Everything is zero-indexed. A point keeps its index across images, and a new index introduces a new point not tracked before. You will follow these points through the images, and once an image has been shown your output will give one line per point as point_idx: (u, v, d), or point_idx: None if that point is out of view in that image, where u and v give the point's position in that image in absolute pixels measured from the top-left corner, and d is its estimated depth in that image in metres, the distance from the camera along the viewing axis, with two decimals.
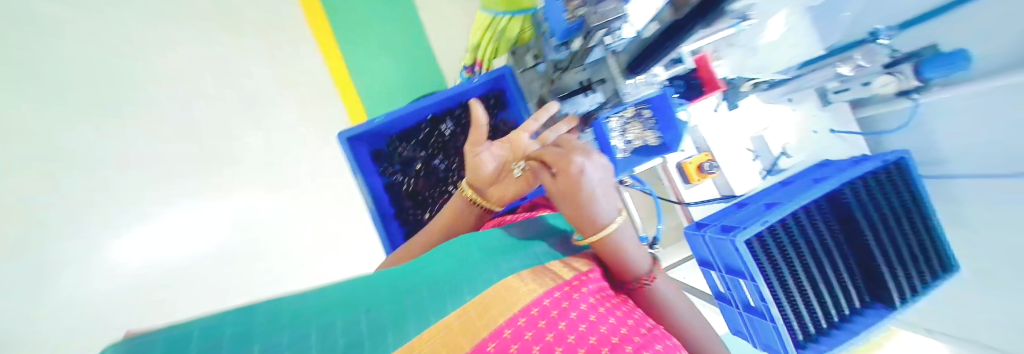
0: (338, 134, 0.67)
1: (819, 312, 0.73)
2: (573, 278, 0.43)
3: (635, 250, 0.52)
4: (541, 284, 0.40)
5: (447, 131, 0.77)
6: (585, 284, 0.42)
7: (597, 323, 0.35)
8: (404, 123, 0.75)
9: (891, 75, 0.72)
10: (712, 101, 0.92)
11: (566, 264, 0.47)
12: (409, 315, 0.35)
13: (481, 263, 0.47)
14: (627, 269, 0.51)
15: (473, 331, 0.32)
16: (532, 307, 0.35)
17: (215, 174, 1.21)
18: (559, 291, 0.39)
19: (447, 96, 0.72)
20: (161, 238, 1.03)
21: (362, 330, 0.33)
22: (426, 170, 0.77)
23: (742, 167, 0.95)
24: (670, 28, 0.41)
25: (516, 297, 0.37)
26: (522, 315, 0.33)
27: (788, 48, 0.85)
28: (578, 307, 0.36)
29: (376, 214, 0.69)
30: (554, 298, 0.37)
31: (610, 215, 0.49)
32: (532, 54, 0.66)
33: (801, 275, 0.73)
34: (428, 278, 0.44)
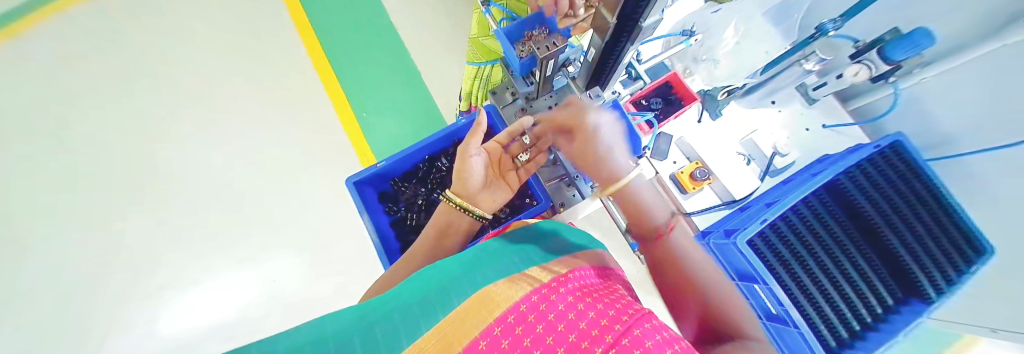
0: (346, 180, 0.75)
1: (848, 312, 0.65)
2: (554, 280, 0.41)
3: (650, 199, 0.55)
4: (519, 289, 0.38)
5: (444, 167, 0.83)
6: (564, 285, 0.40)
7: (578, 319, 0.32)
8: (404, 165, 0.84)
9: (859, 64, 0.74)
10: (694, 113, 0.98)
11: (545, 269, 0.45)
12: (397, 315, 0.34)
13: (475, 266, 0.46)
14: (645, 219, 0.54)
15: (460, 331, 0.31)
16: (509, 314, 0.33)
17: (248, 240, 1.43)
18: (536, 294, 0.37)
19: (439, 136, 0.80)
20: (197, 311, 1.31)
21: (352, 331, 0.31)
22: (428, 205, 0.81)
23: (736, 171, 0.95)
24: (600, 53, 0.47)
25: (495, 301, 0.35)
26: (499, 323, 0.32)
27: (762, 53, 0.93)
28: (556, 307, 0.34)
29: (382, 250, 0.72)
30: (532, 303, 0.35)
31: (624, 168, 0.55)
32: (510, 91, 0.75)
33: (817, 272, 0.68)
34: (424, 283, 0.43)
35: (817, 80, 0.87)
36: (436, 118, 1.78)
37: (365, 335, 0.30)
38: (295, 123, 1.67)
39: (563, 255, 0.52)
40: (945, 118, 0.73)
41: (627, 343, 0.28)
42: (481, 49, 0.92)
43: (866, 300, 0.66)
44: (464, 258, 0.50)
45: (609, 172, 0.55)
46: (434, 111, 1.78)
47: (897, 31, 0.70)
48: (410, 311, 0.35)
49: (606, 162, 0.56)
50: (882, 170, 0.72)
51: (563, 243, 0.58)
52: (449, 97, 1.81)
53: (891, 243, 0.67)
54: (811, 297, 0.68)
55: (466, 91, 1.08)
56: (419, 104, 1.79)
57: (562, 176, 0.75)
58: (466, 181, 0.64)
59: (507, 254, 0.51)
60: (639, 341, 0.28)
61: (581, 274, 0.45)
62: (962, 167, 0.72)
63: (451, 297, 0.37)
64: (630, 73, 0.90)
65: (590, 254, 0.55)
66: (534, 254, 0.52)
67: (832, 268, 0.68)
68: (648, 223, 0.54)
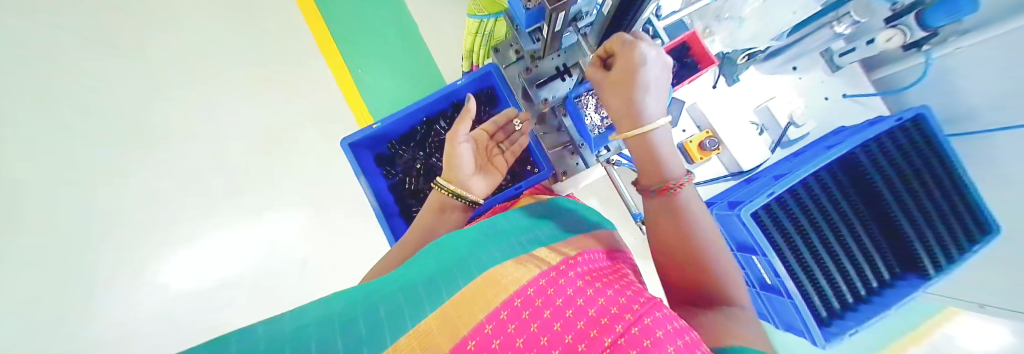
0: (340, 142, 0.72)
1: (841, 284, 0.67)
2: (563, 262, 0.41)
3: (670, 156, 0.48)
4: (527, 271, 0.38)
5: (443, 130, 0.80)
6: (573, 268, 0.39)
7: (587, 305, 0.32)
8: (400, 127, 0.79)
9: (893, 28, 0.68)
10: (709, 78, 0.93)
11: (552, 250, 0.45)
12: (401, 294, 0.34)
13: (480, 245, 0.45)
14: (659, 172, 0.47)
15: (464, 314, 0.30)
16: (515, 298, 0.32)
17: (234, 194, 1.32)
18: (545, 276, 0.37)
19: (437, 97, 0.75)
20: (202, 263, 1.22)
21: (358, 308, 0.31)
22: (426, 168, 0.79)
23: (746, 141, 0.92)
24: (619, 4, 0.40)
25: (503, 283, 0.35)
26: (505, 306, 0.31)
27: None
28: (565, 291, 0.34)
29: (380, 211, 0.72)
30: (539, 286, 0.34)
31: (657, 114, 0.47)
32: (514, 48, 0.69)
33: (817, 245, 0.68)
34: (427, 262, 0.42)
35: (844, 45, 0.80)
36: (435, 74, 1.69)
37: (372, 313, 0.30)
38: (281, 71, 1.52)
39: (568, 237, 0.51)
40: (967, 94, 0.69)
41: (637, 332, 0.28)
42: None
43: (860, 274, 0.67)
44: (468, 235, 0.50)
45: (632, 118, 0.46)
46: (433, 67, 1.68)
47: None
48: (416, 291, 0.34)
49: (638, 104, 0.46)
50: (900, 145, 0.68)
51: (568, 222, 0.57)
52: (449, 51, 1.70)
53: (897, 220, 0.67)
54: (807, 269, 0.68)
55: (466, 47, 1.00)
56: (417, 59, 1.69)
57: (565, 144, 0.71)
58: (457, 168, 0.60)
59: (511, 234, 0.50)
60: (650, 331, 0.28)
61: (589, 257, 0.44)
62: (973, 146, 0.70)
63: (456, 277, 0.36)
64: (647, 30, 0.82)
65: (594, 235, 0.53)
66: (540, 234, 0.50)
67: (833, 242, 0.67)
68: (662, 175, 0.47)
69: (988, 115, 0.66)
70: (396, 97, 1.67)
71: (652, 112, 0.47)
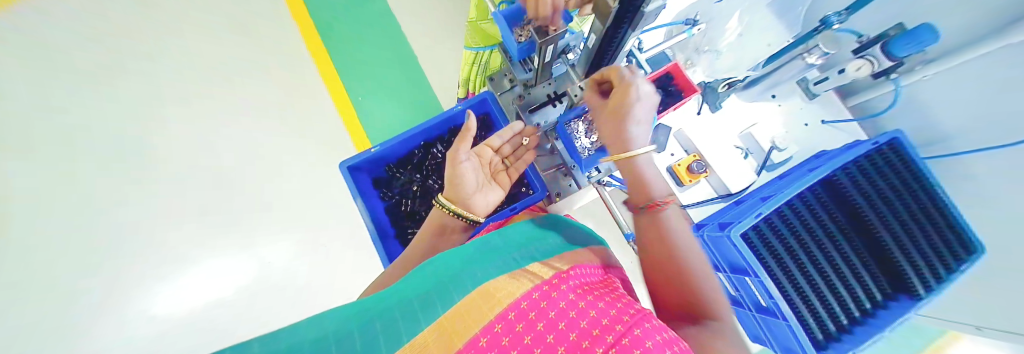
0: (340, 164, 0.74)
1: (835, 304, 0.67)
2: (556, 276, 0.41)
3: (654, 176, 0.53)
4: (522, 285, 0.39)
5: (439, 153, 0.82)
6: (565, 282, 0.40)
7: (579, 318, 0.34)
8: (399, 150, 0.82)
9: (862, 59, 0.73)
10: (693, 105, 0.97)
11: (546, 264, 0.46)
12: (394, 309, 0.35)
13: (473, 260, 0.46)
14: (647, 189, 0.52)
15: (458, 328, 0.31)
16: (509, 311, 0.33)
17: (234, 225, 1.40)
18: (539, 290, 0.38)
19: (435, 122, 0.78)
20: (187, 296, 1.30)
21: (356, 323, 0.32)
22: (424, 191, 0.80)
23: (734, 165, 0.95)
24: (602, 37, 0.44)
25: (497, 298, 0.36)
26: (499, 320, 0.32)
27: (764, 46, 0.91)
28: (558, 304, 0.35)
29: (375, 233, 0.72)
30: (532, 301, 0.35)
31: (642, 135, 0.53)
32: (508, 78, 0.73)
33: (807, 265, 0.69)
34: (424, 277, 0.43)
35: (817, 75, 0.86)
36: (432, 100, 1.77)
37: (369, 328, 0.31)
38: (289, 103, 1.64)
39: (564, 251, 0.52)
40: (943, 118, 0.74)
41: (628, 343, 0.29)
42: (479, 33, 0.90)
43: (853, 295, 0.68)
44: (466, 251, 0.51)
45: (618, 137, 0.53)
46: (431, 94, 1.77)
47: (901, 27, 0.69)
48: (411, 305, 0.35)
49: (622, 122, 0.52)
50: (878, 166, 0.72)
51: (560, 240, 0.58)
52: (446, 80, 1.80)
53: (883, 239, 0.68)
54: (800, 290, 0.69)
55: (463, 77, 1.06)
56: (416, 86, 1.78)
57: (559, 166, 0.72)
58: (459, 187, 0.61)
59: (504, 251, 0.51)
60: (640, 341, 0.29)
61: (581, 271, 0.45)
62: (951, 166, 0.74)
63: (451, 292, 0.37)
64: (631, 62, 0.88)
65: (590, 251, 0.55)
66: (536, 250, 0.52)
67: (822, 261, 0.69)
68: (649, 193, 0.52)
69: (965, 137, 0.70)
70: (394, 122, 1.74)
71: (636, 135, 0.52)
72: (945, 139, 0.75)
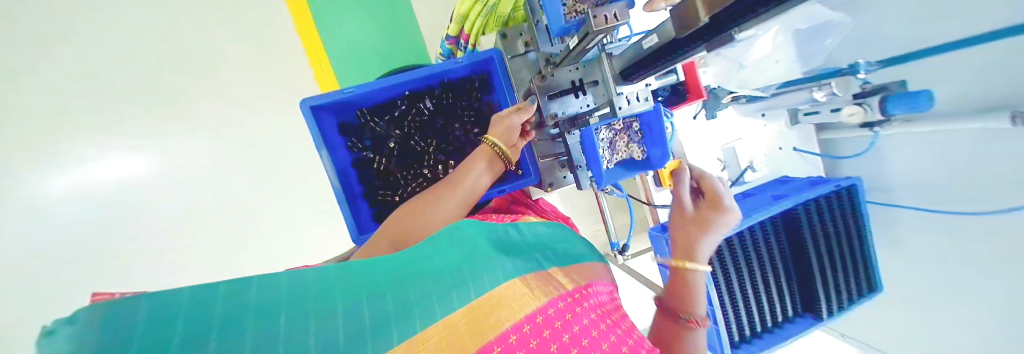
0: (300, 102, 0.60)
1: (756, 317, 0.79)
2: (578, 290, 0.42)
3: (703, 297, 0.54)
4: (546, 291, 0.39)
5: (425, 112, 0.71)
6: (587, 299, 0.41)
7: (603, 334, 0.35)
8: (376, 96, 0.69)
9: (859, 105, 0.75)
10: (691, 109, 0.96)
11: (566, 275, 0.47)
12: (423, 277, 0.35)
13: (499, 247, 0.46)
14: (685, 299, 0.52)
15: (489, 320, 0.32)
16: (538, 314, 0.34)
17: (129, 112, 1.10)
18: (563, 300, 0.38)
19: (427, 74, 0.65)
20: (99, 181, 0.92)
21: (387, 282, 0.33)
22: (401, 150, 0.71)
23: (711, 175, 0.99)
24: (674, 44, 0.35)
25: (525, 298, 0.36)
26: (528, 321, 0.33)
27: (772, 63, 0.88)
28: (586, 318, 0.37)
29: (342, 194, 0.64)
30: (559, 308, 0.36)
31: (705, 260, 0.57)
32: (524, 39, 0.62)
33: (746, 283, 0.79)
34: (454, 244, 0.43)
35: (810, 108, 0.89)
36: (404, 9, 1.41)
37: (400, 293, 0.31)
38: None
39: (568, 264, 0.53)
40: (902, 173, 0.82)
41: None
42: None
43: (770, 310, 0.81)
44: (490, 229, 0.50)
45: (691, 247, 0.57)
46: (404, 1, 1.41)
47: (902, 85, 0.71)
48: (442, 279, 0.35)
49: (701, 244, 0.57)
50: (832, 206, 0.79)
51: (571, 251, 0.59)
52: None
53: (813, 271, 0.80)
54: (733, 302, 0.78)
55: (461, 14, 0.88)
56: None
57: (557, 155, 0.67)
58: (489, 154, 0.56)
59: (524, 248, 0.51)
60: None
61: (596, 290, 0.45)
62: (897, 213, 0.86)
63: (480, 274, 0.37)
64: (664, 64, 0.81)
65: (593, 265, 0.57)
66: (548, 256, 0.52)
67: (758, 281, 0.79)
68: (688, 304, 0.52)
69: (920, 195, 0.80)
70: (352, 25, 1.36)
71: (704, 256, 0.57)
72: (895, 189, 0.85)
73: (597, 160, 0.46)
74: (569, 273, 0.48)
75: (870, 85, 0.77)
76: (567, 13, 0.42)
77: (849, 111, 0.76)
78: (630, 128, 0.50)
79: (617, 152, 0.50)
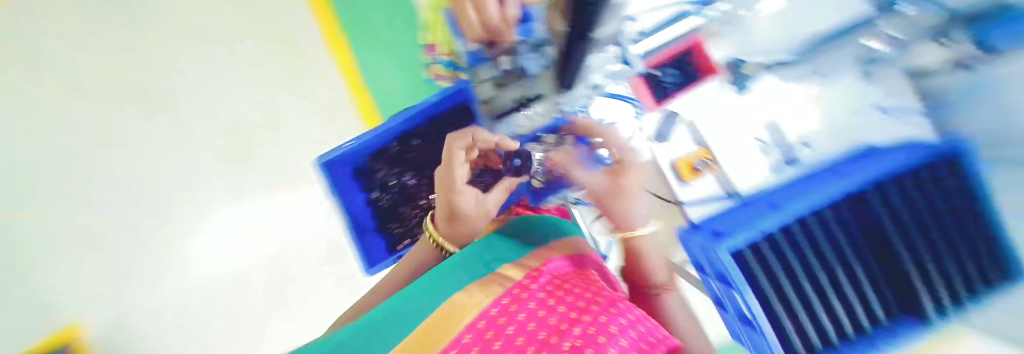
0: (315, 160, 0.72)
1: (836, 329, 0.60)
2: (528, 277, 0.41)
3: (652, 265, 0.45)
4: (486, 295, 0.37)
5: (416, 147, 0.76)
6: (534, 281, 0.39)
7: (546, 315, 0.33)
8: (376, 143, 0.78)
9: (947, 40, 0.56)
10: (715, 86, 0.86)
11: (515, 265, 0.44)
12: (360, 334, 0.35)
13: (435, 277, 0.44)
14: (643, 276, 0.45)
15: (432, 338, 0.31)
16: (478, 320, 0.32)
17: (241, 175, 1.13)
18: (506, 298, 0.36)
19: (409, 116, 0.71)
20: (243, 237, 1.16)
21: None
22: (401, 184, 0.79)
23: (747, 160, 0.84)
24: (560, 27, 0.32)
25: (459, 311, 0.34)
26: (455, 343, 0.29)
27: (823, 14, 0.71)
28: (529, 305, 0.35)
29: (351, 231, 0.73)
30: (500, 308, 0.34)
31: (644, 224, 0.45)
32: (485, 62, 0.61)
33: (823, 286, 0.61)
34: (387, 302, 0.41)
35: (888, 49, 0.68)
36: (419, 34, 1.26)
37: None
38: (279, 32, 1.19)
39: (532, 249, 0.50)
40: None
41: (593, 333, 0.29)
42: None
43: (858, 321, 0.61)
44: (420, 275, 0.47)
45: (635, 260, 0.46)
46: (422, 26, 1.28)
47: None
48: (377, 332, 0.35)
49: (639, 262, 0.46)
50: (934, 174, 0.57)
51: (527, 239, 0.53)
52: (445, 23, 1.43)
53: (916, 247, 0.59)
54: (793, 308, 0.61)
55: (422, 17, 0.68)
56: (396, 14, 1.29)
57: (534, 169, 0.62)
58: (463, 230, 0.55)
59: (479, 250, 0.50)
60: (603, 328, 0.29)
61: (551, 267, 0.44)
62: None
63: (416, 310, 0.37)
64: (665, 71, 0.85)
65: (564, 245, 0.53)
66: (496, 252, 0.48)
67: (828, 288, 0.60)
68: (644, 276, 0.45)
69: None
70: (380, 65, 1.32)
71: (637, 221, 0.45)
72: None
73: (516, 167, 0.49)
74: (530, 258, 0.46)
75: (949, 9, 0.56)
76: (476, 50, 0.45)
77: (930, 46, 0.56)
78: (564, 142, 0.55)
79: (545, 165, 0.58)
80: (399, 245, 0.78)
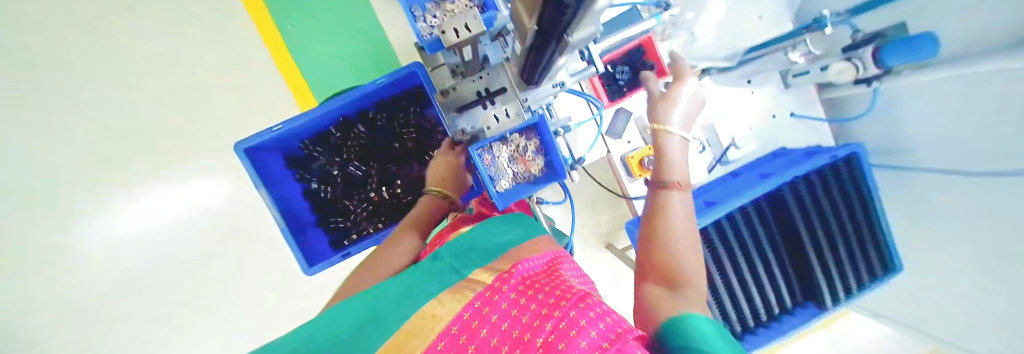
0: (234, 146, 0.59)
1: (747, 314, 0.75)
2: (498, 279, 0.40)
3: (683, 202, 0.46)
4: (459, 300, 0.36)
5: (363, 135, 0.69)
6: (505, 282, 0.38)
7: (520, 314, 0.32)
8: (313, 128, 0.68)
9: (850, 60, 0.63)
10: (661, 89, 0.88)
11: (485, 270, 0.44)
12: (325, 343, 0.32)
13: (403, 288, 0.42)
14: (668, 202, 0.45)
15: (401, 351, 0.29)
16: (453, 325, 0.31)
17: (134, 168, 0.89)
18: (478, 300, 0.35)
19: (355, 99, 0.63)
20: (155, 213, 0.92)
21: None
22: (347, 175, 0.71)
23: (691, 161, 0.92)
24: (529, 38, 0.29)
25: (432, 319, 0.33)
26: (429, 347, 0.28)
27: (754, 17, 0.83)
28: (500, 306, 0.34)
29: (288, 229, 0.64)
30: (473, 311, 0.33)
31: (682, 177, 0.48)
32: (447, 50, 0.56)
33: (743, 276, 0.74)
34: (350, 314, 0.37)
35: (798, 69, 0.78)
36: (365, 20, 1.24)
37: None
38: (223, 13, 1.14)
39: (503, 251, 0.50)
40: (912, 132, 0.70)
41: (565, 326, 0.26)
42: None
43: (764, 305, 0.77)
44: (385, 286, 0.44)
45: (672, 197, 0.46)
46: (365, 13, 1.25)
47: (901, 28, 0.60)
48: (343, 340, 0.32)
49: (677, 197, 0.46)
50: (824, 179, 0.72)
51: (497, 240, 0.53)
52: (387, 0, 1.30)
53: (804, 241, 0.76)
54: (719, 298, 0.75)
55: None
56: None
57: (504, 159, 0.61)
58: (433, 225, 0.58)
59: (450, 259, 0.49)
60: (575, 322, 0.27)
61: (523, 267, 0.43)
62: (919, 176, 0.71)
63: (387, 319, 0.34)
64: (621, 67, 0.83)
65: (535, 243, 0.53)
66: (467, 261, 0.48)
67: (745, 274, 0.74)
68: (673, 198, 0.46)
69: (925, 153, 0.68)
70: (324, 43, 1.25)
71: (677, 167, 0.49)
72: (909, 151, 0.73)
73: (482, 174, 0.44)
74: (500, 260, 0.46)
75: (860, 34, 0.67)
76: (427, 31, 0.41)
77: (839, 69, 0.64)
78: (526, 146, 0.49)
79: (515, 171, 0.48)
80: (345, 241, 0.69)
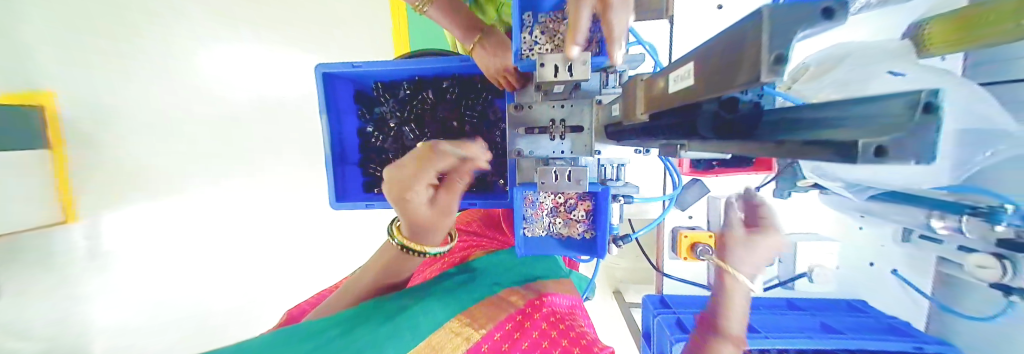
0: (317, 65, 0.61)
1: None
2: (529, 303, 0.42)
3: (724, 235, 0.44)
4: (489, 315, 0.39)
5: (430, 100, 0.68)
6: (539, 309, 0.40)
7: (549, 348, 0.35)
8: (389, 74, 0.67)
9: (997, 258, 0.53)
10: (756, 179, 0.77)
11: (519, 289, 0.45)
12: (363, 327, 0.35)
13: (442, 286, 0.44)
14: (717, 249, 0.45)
15: None
16: (484, 343, 0.35)
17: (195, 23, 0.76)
18: (510, 323, 0.38)
19: (435, 65, 0.61)
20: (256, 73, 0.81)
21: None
22: (399, 130, 0.70)
23: None
24: (646, 137, 0.23)
25: (462, 329, 0.37)
26: None
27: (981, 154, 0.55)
28: (531, 335, 0.37)
29: (331, 157, 0.66)
30: (501, 336, 0.36)
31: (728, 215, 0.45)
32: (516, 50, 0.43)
33: None
34: (390, 299, 0.41)
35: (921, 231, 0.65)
36: None
37: None
38: None
39: (538, 276, 0.50)
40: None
41: None
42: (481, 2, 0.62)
43: None
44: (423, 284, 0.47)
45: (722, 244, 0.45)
46: None
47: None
48: (380, 328, 0.34)
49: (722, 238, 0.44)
50: None
51: (530, 267, 0.52)
52: None
53: None
54: None
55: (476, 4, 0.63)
56: None
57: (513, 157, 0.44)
58: (426, 225, 0.43)
59: (478, 271, 0.50)
60: None
61: (555, 299, 0.44)
62: None
63: (419, 316, 0.37)
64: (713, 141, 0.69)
65: (562, 282, 0.49)
66: (499, 275, 0.49)
67: None
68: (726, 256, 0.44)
69: None
70: None
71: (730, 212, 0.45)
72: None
73: (519, 217, 0.42)
74: (529, 287, 0.46)
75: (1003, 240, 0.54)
76: (526, 53, 0.39)
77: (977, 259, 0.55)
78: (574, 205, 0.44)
79: (552, 224, 0.44)
80: (375, 189, 0.71)
